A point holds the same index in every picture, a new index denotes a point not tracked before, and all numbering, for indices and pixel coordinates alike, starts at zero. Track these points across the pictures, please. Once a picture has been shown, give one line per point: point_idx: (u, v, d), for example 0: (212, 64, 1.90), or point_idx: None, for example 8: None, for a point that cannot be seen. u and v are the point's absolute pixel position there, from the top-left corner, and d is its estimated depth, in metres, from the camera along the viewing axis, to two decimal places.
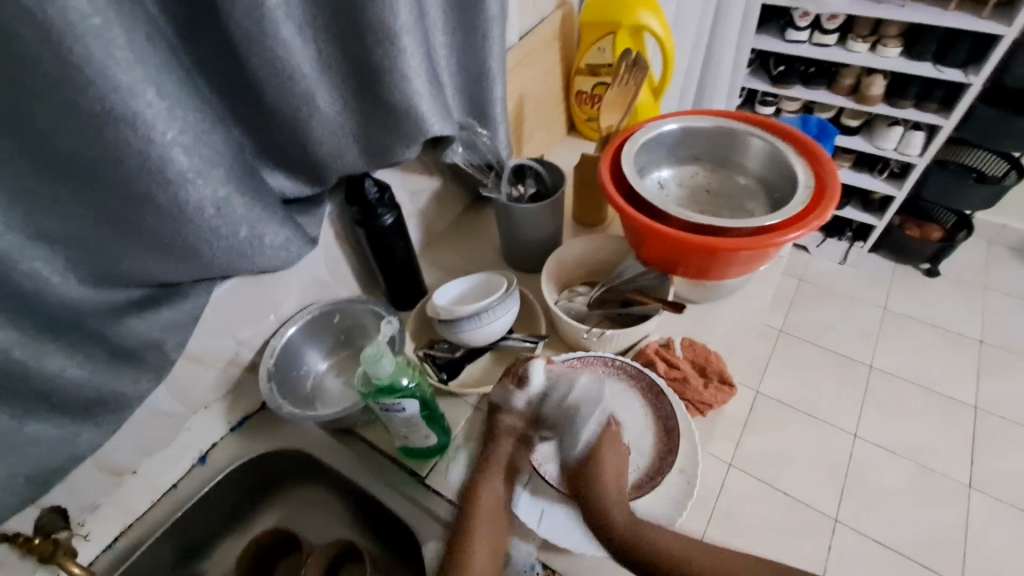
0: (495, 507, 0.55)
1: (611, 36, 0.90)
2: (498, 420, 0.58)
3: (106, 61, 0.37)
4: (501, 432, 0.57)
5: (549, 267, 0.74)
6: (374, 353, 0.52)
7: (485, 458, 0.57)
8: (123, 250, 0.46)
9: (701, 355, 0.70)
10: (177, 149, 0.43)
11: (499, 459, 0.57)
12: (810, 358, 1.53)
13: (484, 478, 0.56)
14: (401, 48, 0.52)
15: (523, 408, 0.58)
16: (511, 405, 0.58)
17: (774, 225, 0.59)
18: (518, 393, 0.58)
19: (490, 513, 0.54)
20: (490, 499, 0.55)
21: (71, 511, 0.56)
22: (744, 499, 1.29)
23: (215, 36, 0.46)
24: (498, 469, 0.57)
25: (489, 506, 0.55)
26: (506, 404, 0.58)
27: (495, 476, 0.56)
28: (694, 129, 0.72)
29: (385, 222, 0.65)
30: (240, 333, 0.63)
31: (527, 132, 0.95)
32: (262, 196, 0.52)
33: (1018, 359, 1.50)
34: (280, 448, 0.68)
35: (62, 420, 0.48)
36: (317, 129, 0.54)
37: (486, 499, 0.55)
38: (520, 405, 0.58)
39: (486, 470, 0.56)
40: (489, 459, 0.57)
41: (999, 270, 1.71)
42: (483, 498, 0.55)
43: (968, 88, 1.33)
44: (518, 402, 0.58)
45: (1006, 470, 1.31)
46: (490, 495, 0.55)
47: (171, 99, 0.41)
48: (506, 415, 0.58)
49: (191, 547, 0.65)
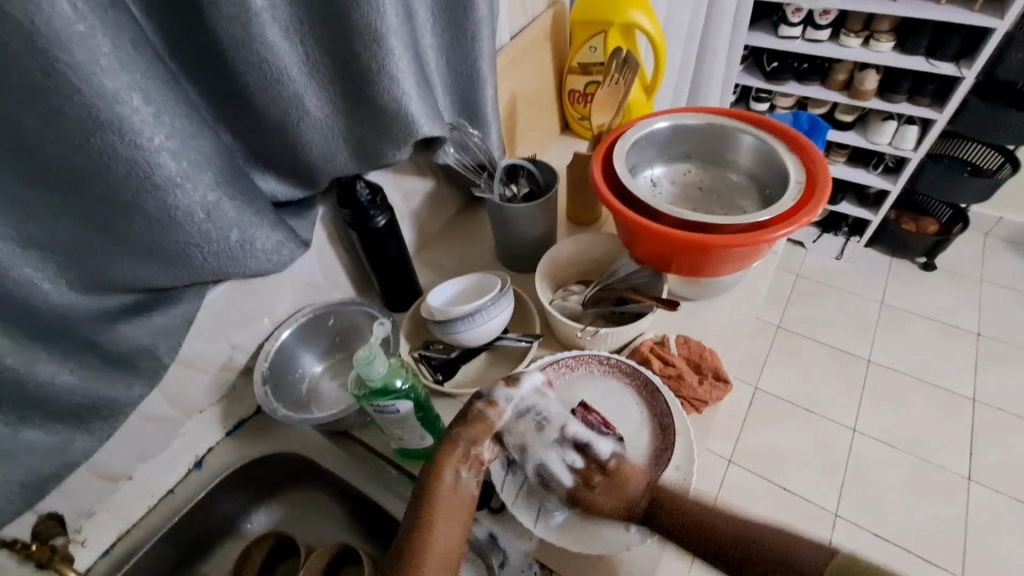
0: (455, 500, 0.46)
1: (603, 34, 0.91)
2: (473, 406, 0.52)
3: (92, 68, 0.37)
4: (477, 419, 0.51)
5: (543, 266, 0.74)
6: (367, 355, 0.52)
7: (450, 440, 0.49)
8: (113, 256, 0.46)
9: (696, 352, 0.70)
10: (165, 154, 0.43)
11: (466, 447, 0.49)
12: (809, 353, 1.53)
13: (450, 463, 0.48)
14: (389, 50, 0.52)
15: (504, 403, 0.53)
16: (493, 399, 0.53)
17: (766, 221, 0.59)
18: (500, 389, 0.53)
19: (447, 508, 0.46)
20: (452, 486, 0.47)
21: (67, 518, 0.56)
22: (744, 495, 1.29)
23: (200, 41, 0.45)
24: (466, 456, 0.49)
25: (450, 495, 0.47)
26: (486, 396, 0.53)
27: (458, 463, 0.48)
28: (685, 127, 0.73)
29: (377, 224, 0.65)
30: (234, 337, 0.63)
31: (521, 132, 0.96)
32: (253, 200, 0.52)
33: (1015, 351, 1.51)
34: (276, 452, 0.68)
35: (56, 426, 0.48)
36: (306, 133, 0.54)
37: (447, 486, 0.47)
38: (499, 399, 0.53)
39: (450, 453, 0.48)
40: (454, 439, 0.49)
41: (994, 262, 1.72)
42: (444, 482, 0.47)
43: (960, 81, 1.34)
44: (500, 398, 0.53)
45: (1005, 462, 1.31)
46: (454, 482, 0.47)
47: (158, 104, 0.41)
48: (488, 406, 0.52)
49: (188, 552, 0.65)
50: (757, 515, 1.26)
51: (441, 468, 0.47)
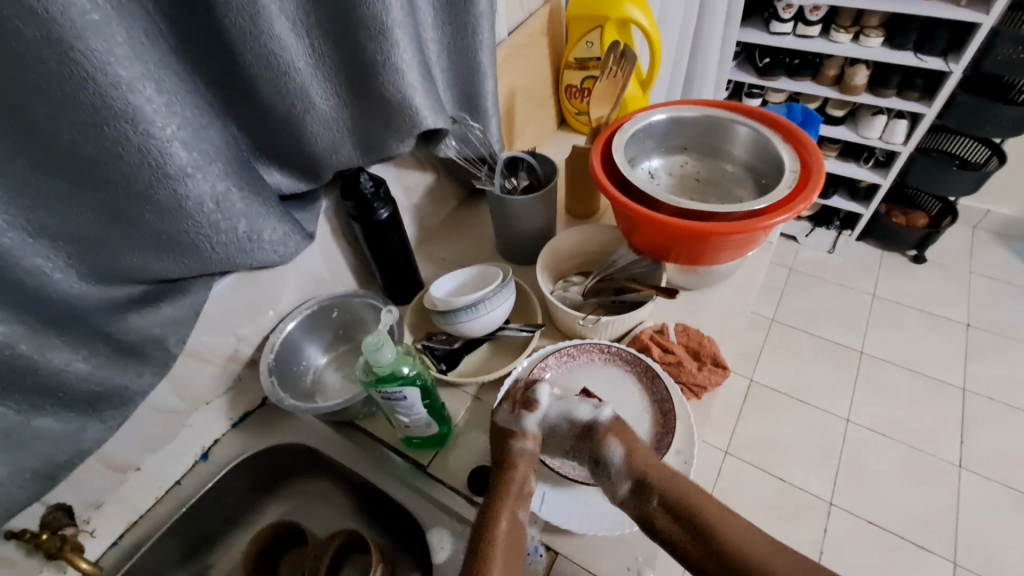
0: (513, 543, 0.50)
1: (599, 29, 0.91)
2: (512, 446, 0.56)
3: (107, 56, 0.38)
4: (518, 458, 0.55)
5: (543, 257, 0.75)
6: (375, 341, 0.53)
7: (502, 483, 0.53)
8: (124, 247, 0.46)
9: (695, 339, 0.71)
10: (176, 143, 0.43)
11: (519, 486, 0.53)
12: (801, 344, 1.56)
13: (505, 505, 0.52)
14: (393, 42, 0.53)
15: (535, 430, 0.57)
16: (525, 430, 0.56)
17: (762, 209, 0.61)
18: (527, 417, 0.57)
19: (506, 546, 0.49)
20: (509, 526, 0.51)
21: (77, 508, 0.57)
22: (741, 485, 1.31)
23: (207, 33, 0.46)
24: (518, 499, 0.53)
25: (506, 540, 0.50)
26: (519, 429, 0.57)
27: (512, 506, 0.52)
28: (681, 119, 0.74)
29: (380, 216, 0.65)
30: (240, 329, 0.63)
31: (519, 127, 0.97)
32: (260, 191, 0.53)
33: (1003, 340, 1.54)
34: (282, 443, 0.68)
35: (67, 414, 0.48)
36: (312, 125, 0.55)
37: (504, 532, 0.50)
38: (530, 428, 0.57)
39: (504, 496, 0.52)
40: (507, 484, 0.53)
41: (982, 254, 1.75)
42: (501, 526, 0.50)
43: (948, 76, 1.36)
44: (530, 425, 0.57)
45: (993, 449, 1.34)
46: (510, 526, 0.51)
47: (169, 94, 0.42)
48: (522, 441, 0.56)
49: (197, 541, 0.66)
50: (754, 503, 1.28)
51: (497, 513, 0.51)
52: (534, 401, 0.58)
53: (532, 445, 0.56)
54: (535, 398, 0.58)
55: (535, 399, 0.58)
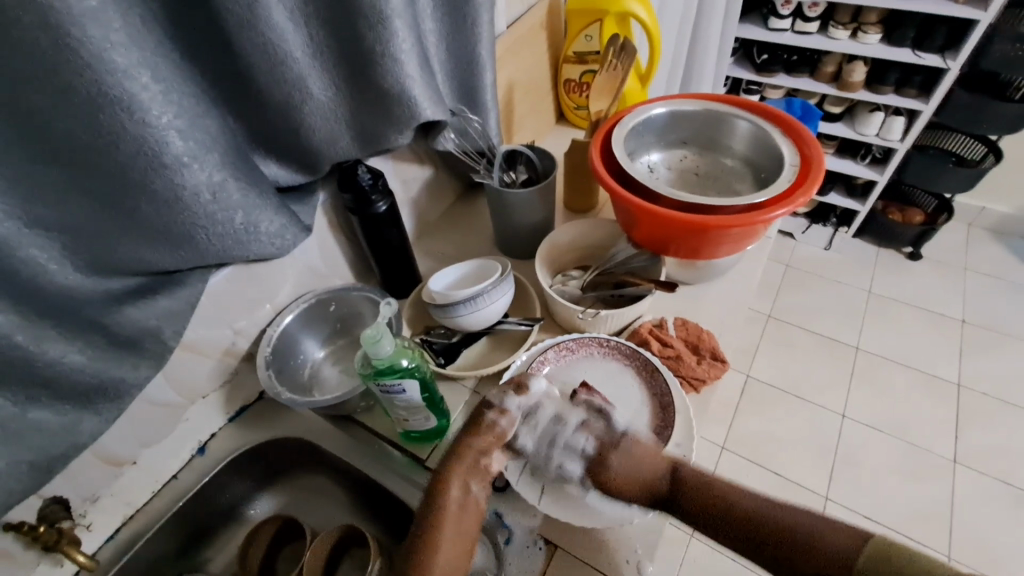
0: (463, 511, 0.50)
1: (598, 23, 0.91)
2: (484, 417, 0.54)
3: (103, 43, 0.37)
4: (485, 428, 0.53)
5: (542, 252, 0.75)
6: (374, 334, 0.52)
7: (461, 448, 0.52)
8: (118, 237, 0.46)
9: (694, 333, 0.71)
10: (173, 133, 0.43)
11: (476, 455, 0.52)
12: (798, 341, 1.56)
13: (459, 472, 0.51)
14: (393, 31, 0.52)
15: (515, 410, 0.55)
16: (504, 408, 0.55)
17: (762, 202, 0.61)
18: (513, 397, 0.55)
19: (455, 512, 0.49)
20: (459, 496, 0.50)
21: (73, 502, 0.56)
22: (737, 481, 1.31)
23: (204, 22, 0.45)
24: (473, 466, 0.52)
25: (457, 508, 0.50)
26: (499, 405, 0.55)
27: (466, 474, 0.51)
28: (681, 113, 0.74)
29: (378, 209, 0.65)
30: (237, 323, 0.63)
31: (518, 121, 0.96)
32: (257, 182, 0.52)
33: (998, 336, 1.55)
34: (278, 437, 0.68)
35: (63, 406, 0.48)
36: (311, 116, 0.54)
37: (454, 500, 0.50)
38: (511, 408, 0.55)
39: (459, 462, 0.52)
40: (464, 451, 0.52)
41: (977, 250, 1.76)
42: (451, 495, 0.50)
43: (946, 73, 1.36)
44: (512, 408, 0.55)
45: (988, 444, 1.35)
46: (462, 494, 0.51)
47: (165, 82, 0.42)
48: (498, 417, 0.54)
49: (193, 535, 0.65)
50: None
51: (447, 481, 0.51)
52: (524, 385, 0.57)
53: (506, 423, 0.54)
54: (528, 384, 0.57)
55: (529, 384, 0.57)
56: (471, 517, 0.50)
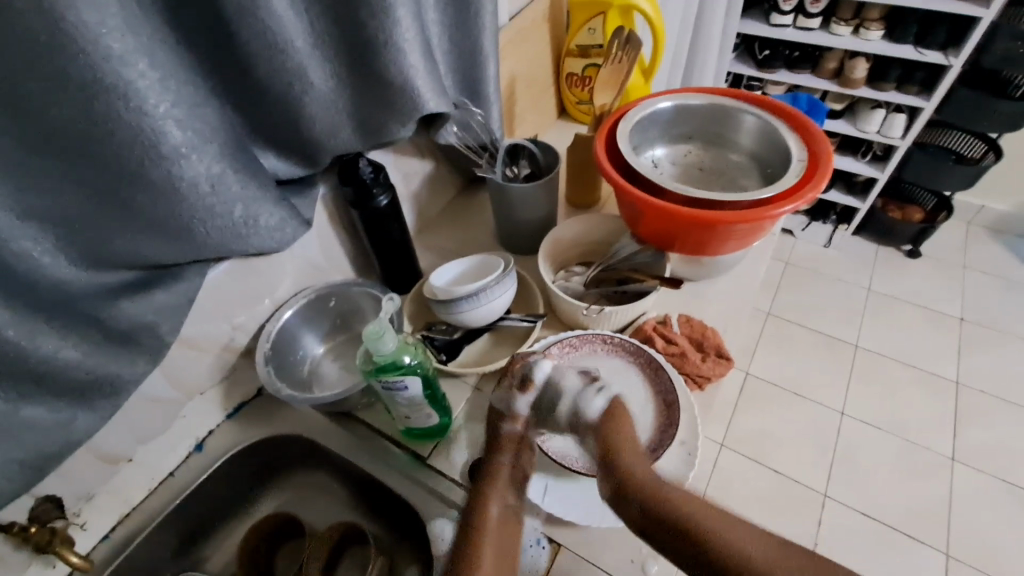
0: (506, 527, 0.48)
1: (602, 16, 0.90)
2: (502, 428, 0.53)
3: (99, 28, 0.36)
4: (505, 440, 0.53)
5: (545, 248, 0.74)
6: (376, 330, 0.52)
7: (493, 466, 0.52)
8: (114, 230, 0.45)
9: (698, 330, 0.70)
10: (171, 122, 0.42)
11: (508, 467, 0.52)
12: (797, 338, 1.56)
13: (494, 489, 0.50)
14: (395, 20, 0.51)
15: (526, 412, 0.54)
16: (515, 412, 0.54)
17: (770, 198, 0.60)
18: (519, 398, 0.54)
19: (500, 529, 0.48)
20: (500, 511, 0.49)
21: (68, 501, 0.55)
22: (736, 477, 1.31)
23: (203, 10, 0.44)
24: (508, 481, 0.51)
25: (498, 522, 0.48)
26: (508, 410, 0.54)
27: (501, 490, 0.50)
28: (686, 107, 0.73)
29: (379, 203, 0.64)
30: (235, 318, 0.62)
31: (519, 115, 0.95)
32: (256, 174, 0.51)
33: (995, 334, 1.55)
34: (277, 434, 0.67)
35: (56, 403, 0.47)
36: (311, 107, 0.53)
37: (495, 515, 0.48)
38: (521, 410, 0.54)
39: (492, 479, 0.50)
40: (497, 464, 0.52)
41: (976, 249, 1.76)
42: (491, 511, 0.48)
43: (948, 70, 1.36)
44: (522, 410, 0.53)
45: (986, 441, 1.35)
46: (502, 510, 0.49)
47: (162, 70, 0.41)
48: (511, 422, 0.53)
49: (191, 534, 0.64)
50: (748, 496, 1.28)
51: (485, 499, 0.49)
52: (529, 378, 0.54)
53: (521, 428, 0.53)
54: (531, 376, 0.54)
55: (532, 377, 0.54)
56: (511, 531, 0.48)
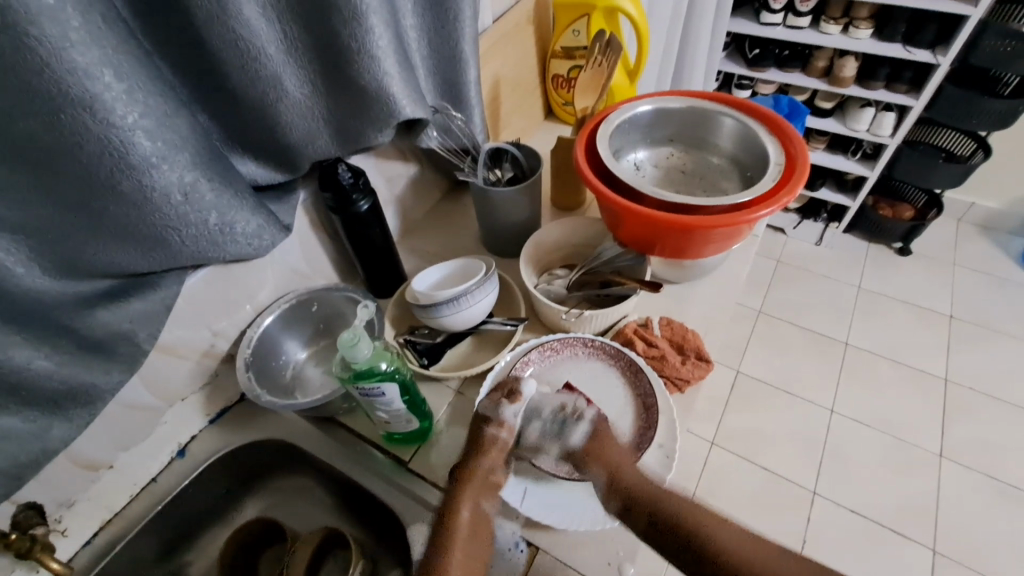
0: (476, 530, 0.53)
1: (586, 17, 0.90)
2: (485, 432, 0.56)
3: (62, 42, 0.36)
4: (489, 446, 0.56)
5: (527, 251, 0.74)
6: (351, 337, 0.52)
7: (470, 471, 0.55)
8: (87, 239, 0.45)
9: (679, 334, 0.71)
10: (139, 133, 0.42)
11: (484, 473, 0.55)
12: (788, 336, 1.57)
13: (471, 491, 0.54)
14: (368, 27, 0.51)
15: (513, 420, 0.57)
16: (503, 419, 0.57)
17: (747, 202, 0.60)
18: (508, 407, 0.58)
19: (468, 531, 0.52)
20: (469, 517, 0.53)
21: (49, 507, 0.56)
22: (726, 476, 1.31)
23: (172, 18, 0.44)
24: (482, 485, 0.54)
25: (466, 528, 0.52)
26: (495, 418, 0.57)
27: (475, 493, 0.54)
28: (667, 110, 0.73)
29: (360, 208, 0.64)
30: (215, 324, 0.62)
31: (505, 117, 0.95)
32: (231, 181, 0.51)
33: (984, 331, 1.56)
34: (260, 439, 0.67)
35: (31, 413, 0.47)
36: (287, 114, 0.53)
37: (465, 521, 0.52)
38: (508, 418, 0.57)
39: (471, 481, 0.54)
40: (473, 470, 0.55)
41: (966, 246, 1.77)
42: (463, 514, 0.53)
43: (936, 69, 1.36)
44: (509, 417, 0.57)
45: (974, 439, 1.36)
46: (472, 513, 0.53)
47: (130, 81, 0.40)
48: (498, 430, 0.56)
49: (173, 539, 0.65)
50: (738, 495, 1.28)
51: (460, 499, 0.53)
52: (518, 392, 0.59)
53: (506, 435, 0.57)
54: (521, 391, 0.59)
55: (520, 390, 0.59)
56: (480, 533, 0.53)
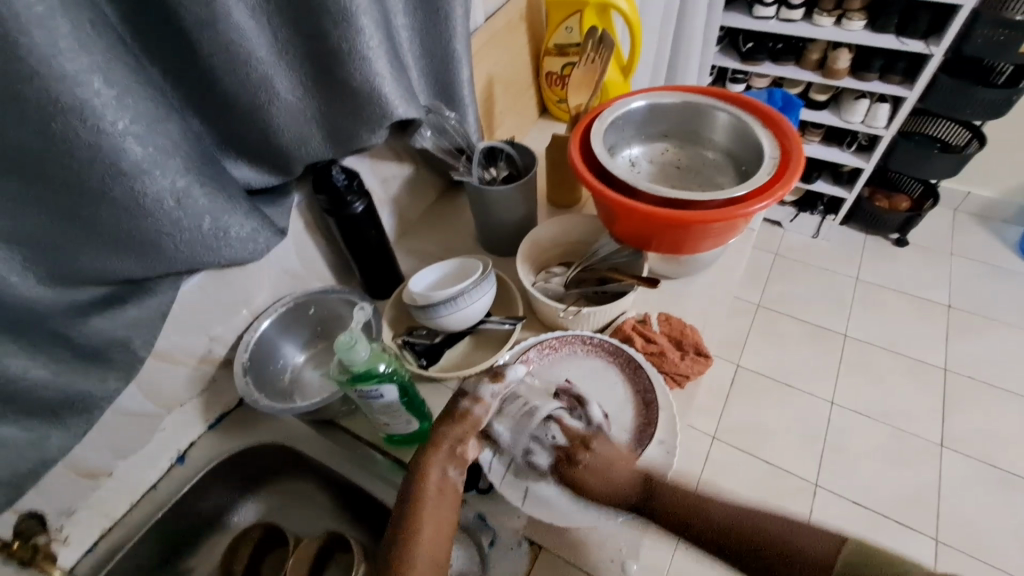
0: (442, 497, 0.49)
1: (578, 14, 0.90)
2: (460, 405, 0.53)
3: (51, 49, 0.36)
4: (460, 417, 0.52)
5: (524, 249, 0.74)
6: (348, 340, 0.52)
7: (436, 438, 0.51)
8: (80, 247, 0.44)
9: (677, 329, 0.71)
10: (130, 138, 0.41)
11: (452, 442, 0.51)
12: (786, 329, 1.57)
13: (437, 458, 0.50)
14: (359, 28, 0.51)
15: (491, 399, 0.54)
16: (479, 396, 0.53)
17: (742, 196, 0.60)
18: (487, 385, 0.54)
19: (435, 494, 0.48)
20: (437, 481, 0.49)
21: (49, 516, 0.55)
22: (728, 469, 1.32)
23: (161, 22, 0.44)
24: (450, 454, 0.51)
25: (439, 490, 0.49)
26: (472, 392, 0.54)
27: (444, 461, 0.50)
28: (661, 105, 0.73)
29: (355, 210, 0.64)
30: (212, 329, 0.62)
31: (498, 115, 0.95)
32: (224, 185, 0.51)
33: (983, 320, 1.56)
34: (260, 444, 0.67)
35: (28, 422, 0.47)
36: (279, 117, 0.53)
37: (432, 485, 0.49)
38: (484, 395, 0.54)
39: (439, 449, 0.51)
40: (441, 439, 0.51)
41: (963, 235, 1.77)
42: (430, 479, 0.49)
43: (930, 59, 1.36)
44: (487, 395, 0.54)
45: (973, 427, 1.36)
46: (440, 480, 0.49)
47: (120, 87, 0.40)
48: (472, 404, 0.53)
49: (175, 546, 0.64)
50: (741, 488, 1.28)
51: (428, 465, 0.50)
52: (501, 372, 0.55)
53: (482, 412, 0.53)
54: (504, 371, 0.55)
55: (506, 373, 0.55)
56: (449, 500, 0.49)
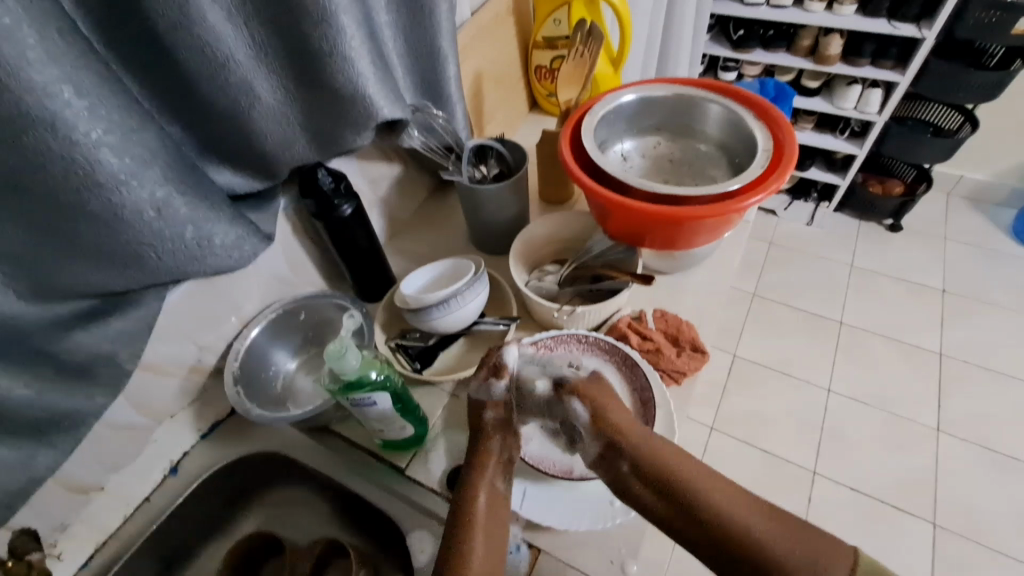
0: (493, 514, 0.50)
1: (566, 7, 0.88)
2: (485, 415, 0.54)
3: (18, 61, 0.34)
4: (492, 426, 0.53)
5: (516, 248, 0.73)
6: (338, 348, 0.51)
7: (482, 454, 0.52)
8: (60, 261, 0.43)
9: (673, 325, 0.70)
10: (104, 149, 0.40)
11: (498, 454, 0.53)
12: (782, 318, 1.57)
13: (483, 475, 0.51)
14: (339, 27, 0.50)
15: (506, 396, 0.54)
16: (496, 398, 0.54)
17: (736, 189, 0.59)
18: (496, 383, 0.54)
19: (488, 522, 0.49)
20: (489, 497, 0.50)
21: (39, 533, 0.55)
22: (727, 459, 1.32)
23: (132, 27, 0.42)
24: (497, 466, 0.52)
25: (484, 515, 0.49)
26: (490, 399, 0.54)
27: (491, 476, 0.52)
28: (651, 99, 0.72)
29: (343, 213, 0.62)
30: (201, 338, 0.60)
31: (488, 110, 0.93)
32: (206, 193, 0.49)
33: (977, 304, 1.56)
34: (255, 452, 0.66)
35: (13, 442, 0.46)
36: (261, 121, 0.52)
37: (481, 505, 0.50)
38: (502, 394, 0.54)
39: (480, 466, 0.52)
40: (488, 454, 0.52)
41: (957, 219, 1.77)
42: (480, 495, 0.50)
43: (922, 43, 1.35)
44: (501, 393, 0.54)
45: (970, 410, 1.37)
46: (489, 497, 0.51)
47: (92, 97, 0.39)
48: (493, 409, 0.53)
49: (171, 556, 0.64)
50: (739, 478, 1.29)
51: (476, 484, 0.51)
52: (502, 365, 0.54)
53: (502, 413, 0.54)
54: (504, 363, 0.54)
55: (505, 363, 0.54)
56: (498, 518, 0.50)
